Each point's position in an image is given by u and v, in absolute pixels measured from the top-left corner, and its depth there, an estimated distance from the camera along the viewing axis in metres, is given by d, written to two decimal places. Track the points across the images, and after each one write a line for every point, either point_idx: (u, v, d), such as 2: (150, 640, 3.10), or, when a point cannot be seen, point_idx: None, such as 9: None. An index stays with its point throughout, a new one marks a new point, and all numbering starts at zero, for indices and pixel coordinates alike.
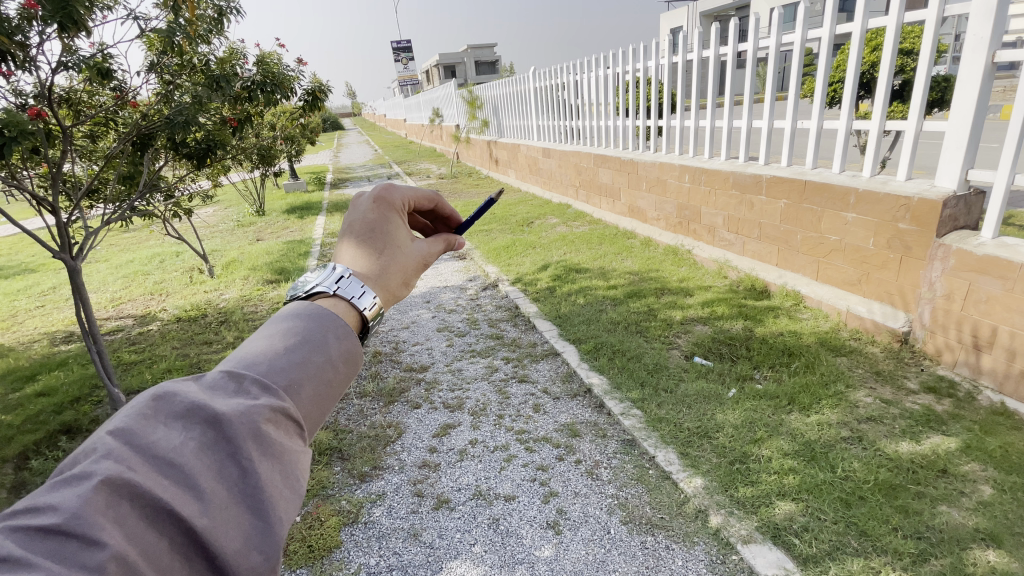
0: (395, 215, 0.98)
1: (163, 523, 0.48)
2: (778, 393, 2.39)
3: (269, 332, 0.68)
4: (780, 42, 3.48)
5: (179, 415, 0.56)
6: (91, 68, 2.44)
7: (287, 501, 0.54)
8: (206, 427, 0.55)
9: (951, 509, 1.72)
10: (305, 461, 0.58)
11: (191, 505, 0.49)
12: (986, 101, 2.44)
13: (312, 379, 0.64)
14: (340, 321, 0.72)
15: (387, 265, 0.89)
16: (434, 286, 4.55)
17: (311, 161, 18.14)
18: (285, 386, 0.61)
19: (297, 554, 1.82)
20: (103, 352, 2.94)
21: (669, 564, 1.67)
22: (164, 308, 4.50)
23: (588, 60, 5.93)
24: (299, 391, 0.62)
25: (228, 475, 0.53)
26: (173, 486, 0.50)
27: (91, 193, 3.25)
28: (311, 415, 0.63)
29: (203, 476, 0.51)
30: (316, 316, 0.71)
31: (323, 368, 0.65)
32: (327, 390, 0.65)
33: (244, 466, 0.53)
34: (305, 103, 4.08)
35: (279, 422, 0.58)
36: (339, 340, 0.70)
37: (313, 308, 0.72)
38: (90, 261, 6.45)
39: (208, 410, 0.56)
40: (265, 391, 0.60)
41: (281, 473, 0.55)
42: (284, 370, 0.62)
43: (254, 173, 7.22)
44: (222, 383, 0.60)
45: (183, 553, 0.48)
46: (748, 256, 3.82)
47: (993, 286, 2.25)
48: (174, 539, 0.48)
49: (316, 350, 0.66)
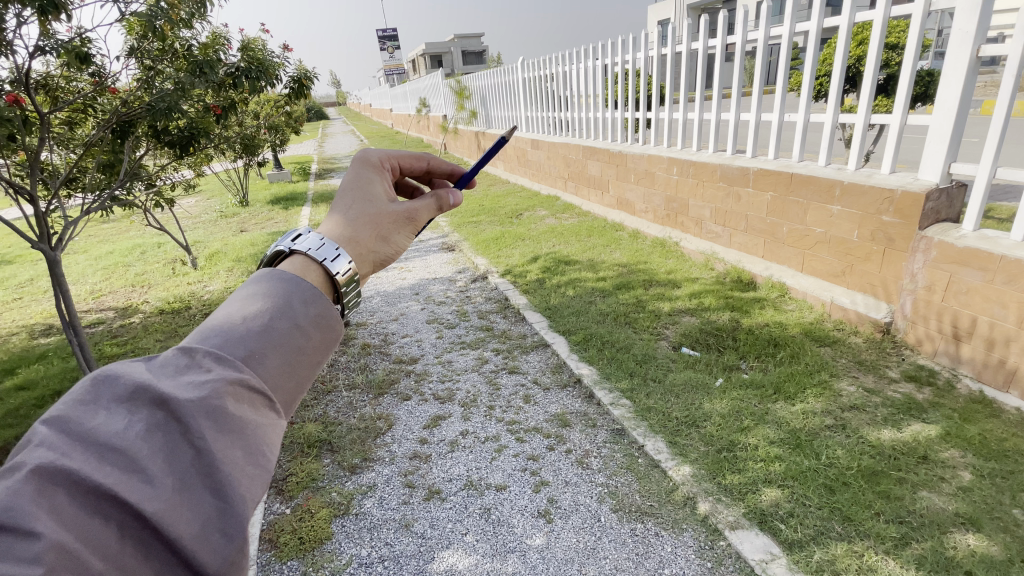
0: (375, 175, 1.02)
1: (109, 508, 0.48)
2: (764, 382, 2.43)
3: (231, 302, 0.68)
4: (769, 35, 3.50)
5: (123, 396, 0.55)
6: (69, 53, 2.37)
7: (250, 477, 0.54)
8: (153, 407, 0.54)
9: (931, 494, 1.76)
10: (268, 435, 0.58)
11: (140, 490, 0.49)
12: (969, 96, 2.48)
13: (276, 348, 0.63)
14: (307, 284, 0.71)
15: (354, 203, 0.95)
16: (423, 278, 4.53)
17: (298, 150, 17.86)
18: (244, 357, 0.61)
19: (287, 546, 1.81)
20: (85, 345, 2.88)
21: (659, 550, 1.70)
22: (146, 301, 4.41)
23: (576, 51, 5.90)
24: (260, 362, 0.62)
25: (180, 456, 0.52)
26: (118, 471, 0.50)
27: (69, 182, 3.16)
28: (277, 385, 0.63)
29: (151, 459, 0.51)
30: (281, 282, 0.71)
31: (289, 335, 0.65)
32: (293, 358, 0.65)
33: (198, 446, 0.53)
34: (291, 90, 4.00)
35: (239, 395, 0.57)
36: (308, 303, 0.69)
37: (280, 273, 0.72)
38: (69, 252, 6.30)
39: (155, 389, 0.55)
40: (220, 363, 0.59)
41: (241, 448, 0.54)
42: (242, 341, 0.62)
43: (237, 162, 7.09)
44: (175, 361, 0.59)
45: (135, 537, 0.48)
46: (734, 249, 3.86)
47: (973, 278, 2.31)
48: (124, 524, 0.48)
49: (279, 317, 0.65)
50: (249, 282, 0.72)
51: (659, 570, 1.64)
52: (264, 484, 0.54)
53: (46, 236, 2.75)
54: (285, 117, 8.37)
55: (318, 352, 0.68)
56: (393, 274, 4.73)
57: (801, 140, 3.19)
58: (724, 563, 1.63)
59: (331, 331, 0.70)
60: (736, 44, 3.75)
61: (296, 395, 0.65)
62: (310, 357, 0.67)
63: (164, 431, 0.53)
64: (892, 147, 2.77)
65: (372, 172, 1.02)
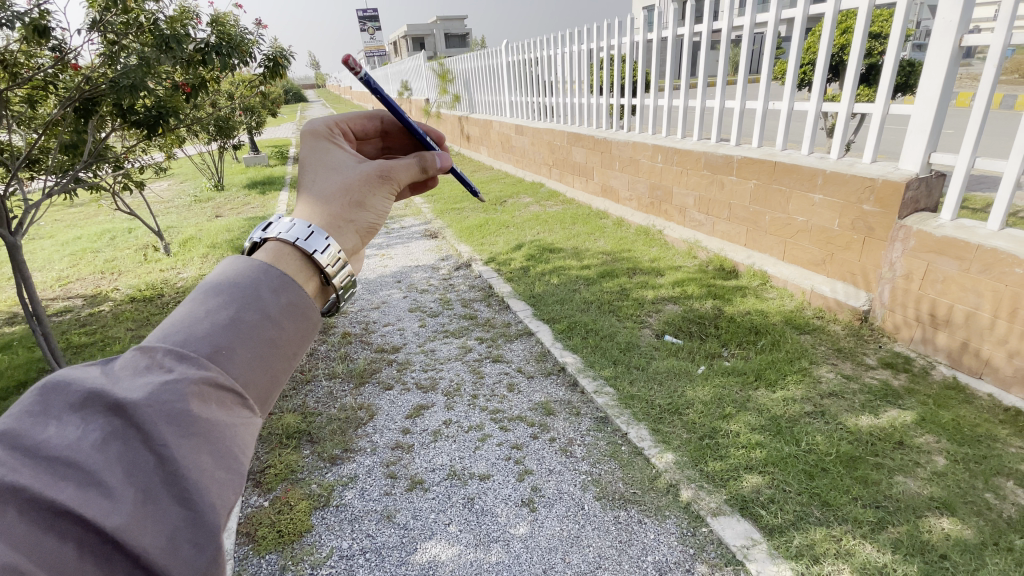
0: (337, 149, 1.04)
1: (64, 525, 0.46)
2: (745, 369, 2.44)
3: (194, 291, 0.65)
4: (754, 22, 3.47)
5: (76, 406, 0.53)
6: (27, 26, 2.24)
7: (220, 483, 0.52)
8: (110, 414, 0.52)
9: (907, 479, 1.80)
10: (240, 437, 0.56)
11: (98, 504, 0.47)
12: (951, 87, 2.50)
13: (244, 341, 0.60)
14: (274, 272, 0.68)
15: (325, 179, 0.95)
16: (405, 265, 4.46)
17: (273, 134, 17.39)
18: (210, 353, 0.58)
19: (266, 539, 1.77)
20: (50, 335, 2.77)
21: (642, 538, 1.70)
22: (116, 288, 4.26)
23: (561, 35, 5.81)
24: (229, 356, 0.59)
25: (141, 465, 0.51)
26: (71, 486, 0.48)
27: (30, 164, 3.01)
28: (248, 380, 0.60)
29: (109, 471, 0.49)
30: (249, 270, 0.67)
31: (260, 327, 0.62)
32: (266, 351, 0.62)
33: (161, 452, 0.51)
34: (265, 70, 3.86)
35: (206, 396, 0.55)
36: (276, 291, 0.66)
37: (248, 260, 0.69)
38: (33, 237, 6.06)
39: (112, 397, 0.53)
40: (182, 361, 0.56)
41: (209, 453, 0.53)
42: (207, 336, 0.59)
43: (211, 144, 6.88)
44: (133, 362, 0.57)
45: (94, 553, 0.46)
46: (717, 237, 3.88)
47: (950, 266, 2.35)
48: (81, 540, 0.46)
49: (247, 308, 0.62)
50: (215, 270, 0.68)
51: (642, 556, 1.64)
52: (236, 488, 0.53)
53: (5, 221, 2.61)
54: (260, 98, 8.13)
55: (293, 344, 0.66)
56: (373, 262, 4.65)
57: (785, 128, 3.18)
58: (706, 550, 1.64)
59: (304, 319, 0.67)
60: (722, 31, 3.72)
61: (271, 390, 0.63)
62: (285, 349, 0.64)
63: (122, 438, 0.51)
64: (874, 136, 2.78)
65: (332, 146, 1.04)
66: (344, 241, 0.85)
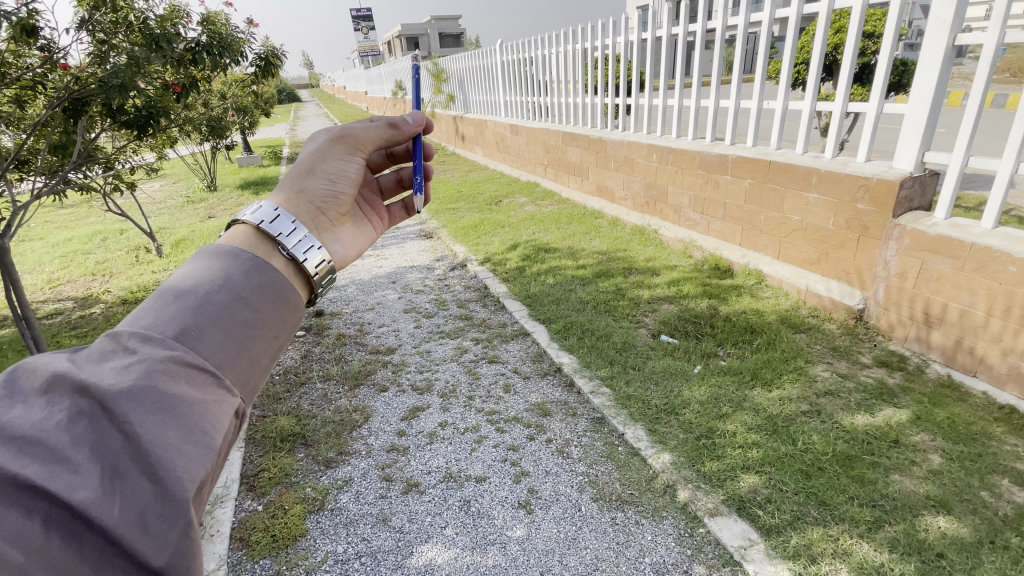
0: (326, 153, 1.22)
1: (31, 500, 0.48)
2: (741, 369, 2.44)
3: (165, 280, 0.68)
4: (748, 21, 3.47)
5: (42, 390, 0.55)
6: (15, 26, 2.21)
7: (188, 458, 0.55)
8: (75, 396, 0.55)
9: (903, 478, 1.80)
10: (211, 414, 0.58)
11: (63, 480, 0.49)
12: (944, 86, 2.51)
13: (212, 321, 0.63)
14: (245, 256, 0.72)
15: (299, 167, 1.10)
16: (401, 265, 4.44)
17: (267, 134, 17.28)
18: (178, 334, 0.61)
19: (260, 544, 1.75)
20: (40, 338, 2.74)
21: (639, 539, 1.70)
22: (108, 291, 4.21)
23: (555, 34, 5.80)
24: (198, 337, 0.62)
25: (107, 443, 0.53)
26: (36, 463, 0.50)
27: (20, 165, 2.97)
28: (218, 357, 0.62)
29: (74, 449, 0.52)
30: (221, 257, 0.71)
31: (229, 307, 0.65)
32: (236, 331, 0.64)
33: (127, 428, 0.53)
34: (257, 69, 3.82)
35: (173, 373, 0.57)
36: (247, 274, 0.70)
37: (223, 248, 0.73)
38: (23, 238, 5.99)
39: (77, 379, 0.55)
40: (147, 343, 0.59)
41: (177, 429, 0.55)
42: (176, 318, 0.62)
43: (203, 145, 6.82)
44: (101, 348, 0.59)
45: (63, 528, 0.48)
46: (712, 236, 3.88)
47: (944, 265, 2.36)
48: (49, 515, 0.48)
49: (215, 290, 0.65)
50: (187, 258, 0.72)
51: (639, 558, 1.63)
52: (205, 462, 0.56)
53: None
54: (252, 97, 8.07)
55: (266, 325, 0.68)
56: (368, 262, 4.62)
57: (780, 128, 3.18)
58: (704, 551, 1.63)
59: (275, 299, 0.70)
60: (716, 30, 3.72)
61: (245, 369, 0.65)
62: (258, 331, 0.67)
63: (89, 418, 0.54)
64: (868, 136, 2.78)
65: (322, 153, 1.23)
66: (285, 204, 0.95)
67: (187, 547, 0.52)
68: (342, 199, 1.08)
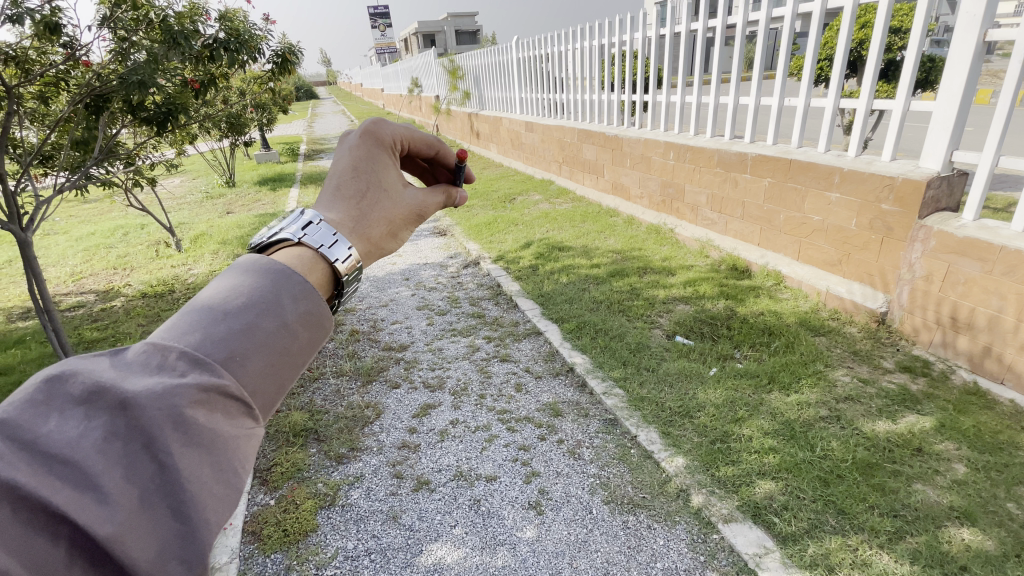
0: (387, 158, 0.97)
1: (57, 525, 0.45)
2: (758, 372, 2.39)
3: (212, 289, 0.63)
4: (770, 17, 3.38)
5: (81, 400, 0.52)
6: (40, 22, 2.24)
7: (216, 499, 0.50)
8: (114, 412, 0.51)
9: (926, 487, 1.75)
10: (243, 450, 0.54)
11: (92, 510, 0.46)
12: (975, 83, 2.41)
13: (259, 350, 0.58)
14: (298, 279, 0.65)
15: (377, 211, 0.89)
16: (414, 262, 4.45)
17: (283, 131, 17.49)
18: (223, 359, 0.56)
19: (271, 538, 1.76)
20: (60, 330, 2.79)
21: (651, 543, 1.67)
22: (128, 283, 4.30)
23: (571, 31, 5.74)
24: (241, 365, 0.57)
25: (141, 471, 0.49)
26: (68, 487, 0.47)
27: (44, 159, 3.04)
28: (257, 389, 0.58)
29: (107, 474, 0.48)
30: (272, 273, 0.65)
31: (276, 335, 0.59)
32: (278, 360, 0.60)
33: (161, 460, 0.49)
34: (275, 65, 3.86)
35: (213, 405, 0.53)
36: (297, 301, 0.63)
37: (273, 263, 0.67)
38: (48, 232, 6.15)
39: (117, 395, 0.52)
40: (193, 365, 0.55)
41: (209, 466, 0.51)
42: (222, 341, 0.57)
43: (222, 141, 6.91)
44: (143, 359, 0.55)
45: (85, 558, 0.45)
46: (730, 236, 3.82)
47: (972, 268, 2.28)
48: (74, 543, 0.45)
49: (265, 314, 0.60)
50: (236, 266, 0.67)
51: (651, 563, 1.61)
52: (233, 505, 0.51)
53: (17, 216, 2.62)
54: (270, 94, 8.13)
55: (307, 357, 0.63)
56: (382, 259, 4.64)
57: (801, 126, 3.09)
58: (717, 557, 1.60)
59: (320, 331, 0.65)
60: (736, 26, 3.63)
61: (279, 400, 0.60)
62: (297, 362, 0.62)
63: (124, 440, 0.50)
64: (893, 136, 2.70)
65: (384, 154, 0.97)
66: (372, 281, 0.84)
67: None
68: None
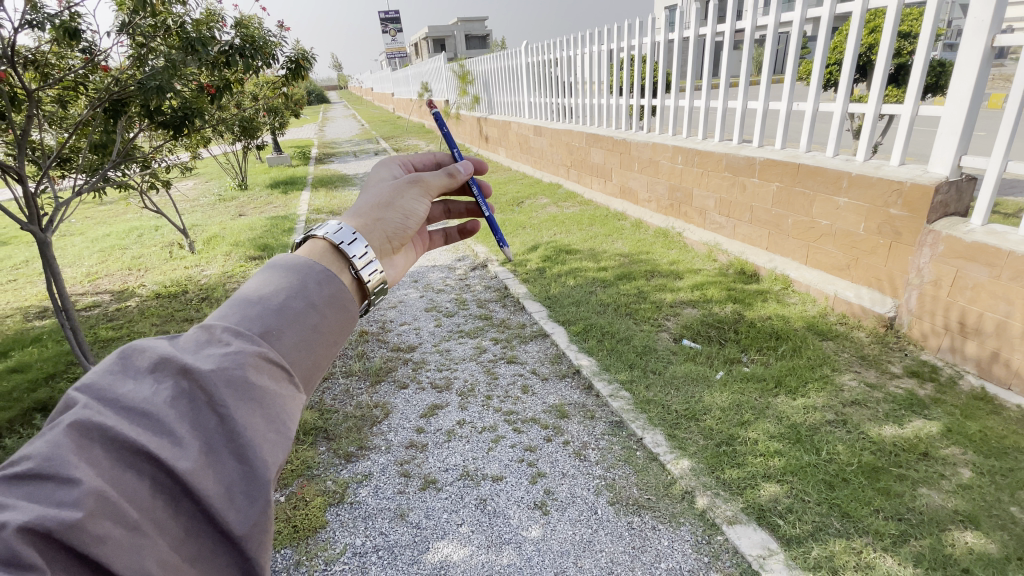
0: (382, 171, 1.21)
1: (142, 464, 0.51)
2: (764, 375, 2.40)
3: (250, 281, 0.71)
4: (779, 21, 3.38)
5: (148, 368, 0.58)
6: (60, 27, 2.30)
7: (271, 443, 0.56)
8: (178, 376, 0.57)
9: (932, 492, 1.74)
10: (290, 406, 0.61)
11: (169, 450, 0.52)
12: (984, 88, 2.40)
13: (291, 327, 0.66)
14: (318, 268, 0.75)
15: (369, 197, 1.06)
16: (423, 265, 4.49)
17: (295, 135, 17.70)
18: (262, 333, 0.64)
19: (281, 534, 1.80)
20: (77, 328, 2.86)
21: (655, 544, 1.68)
22: (142, 284, 4.38)
23: (580, 35, 5.77)
24: (277, 338, 0.65)
25: (206, 421, 0.55)
26: (146, 433, 0.53)
27: (63, 162, 3.11)
28: (294, 360, 0.65)
29: (179, 423, 0.54)
30: (297, 266, 0.74)
31: (305, 314, 0.68)
32: (309, 335, 0.68)
33: (222, 412, 0.55)
34: (288, 71, 3.93)
35: (262, 366, 0.60)
36: (321, 284, 0.73)
37: (296, 258, 0.76)
38: (65, 233, 6.27)
39: (179, 361, 0.58)
40: (239, 337, 0.62)
41: (262, 415, 0.57)
42: (259, 319, 0.65)
43: (235, 145, 7.01)
44: (194, 337, 0.62)
45: (165, 493, 0.51)
46: (738, 240, 3.82)
47: (980, 274, 2.27)
48: (157, 478, 0.51)
49: (294, 296, 0.69)
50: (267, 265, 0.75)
51: (655, 563, 1.62)
52: (285, 449, 0.57)
53: (36, 217, 2.68)
54: (282, 99, 8.25)
55: (332, 332, 0.71)
56: None
57: (809, 130, 3.09)
58: (721, 559, 1.61)
59: (343, 311, 0.74)
60: (745, 31, 3.64)
61: (312, 371, 0.68)
62: (324, 336, 0.70)
63: (189, 397, 0.56)
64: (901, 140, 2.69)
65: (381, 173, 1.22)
66: (365, 234, 0.93)
67: (267, 522, 0.53)
68: (410, 232, 1.07)
